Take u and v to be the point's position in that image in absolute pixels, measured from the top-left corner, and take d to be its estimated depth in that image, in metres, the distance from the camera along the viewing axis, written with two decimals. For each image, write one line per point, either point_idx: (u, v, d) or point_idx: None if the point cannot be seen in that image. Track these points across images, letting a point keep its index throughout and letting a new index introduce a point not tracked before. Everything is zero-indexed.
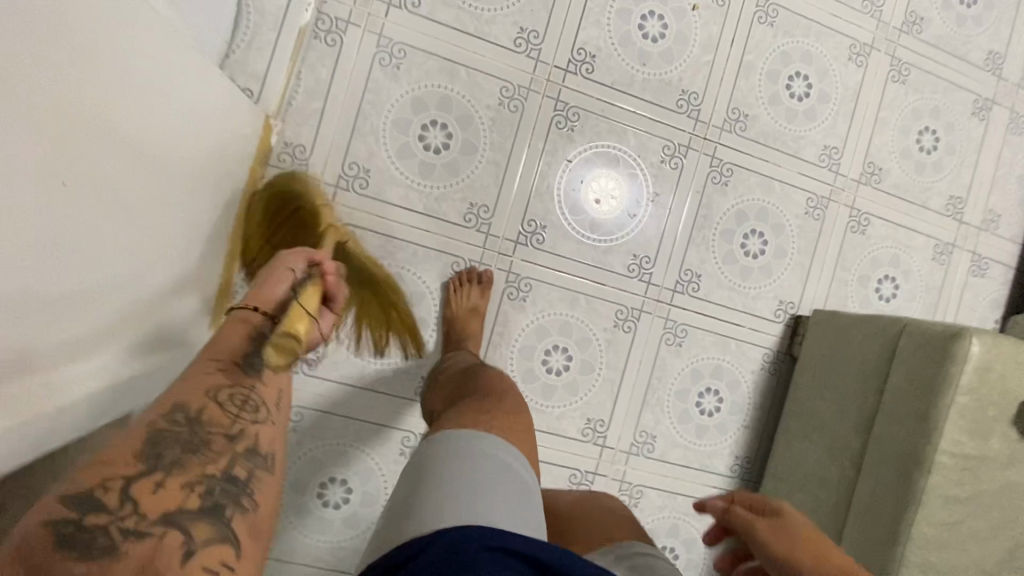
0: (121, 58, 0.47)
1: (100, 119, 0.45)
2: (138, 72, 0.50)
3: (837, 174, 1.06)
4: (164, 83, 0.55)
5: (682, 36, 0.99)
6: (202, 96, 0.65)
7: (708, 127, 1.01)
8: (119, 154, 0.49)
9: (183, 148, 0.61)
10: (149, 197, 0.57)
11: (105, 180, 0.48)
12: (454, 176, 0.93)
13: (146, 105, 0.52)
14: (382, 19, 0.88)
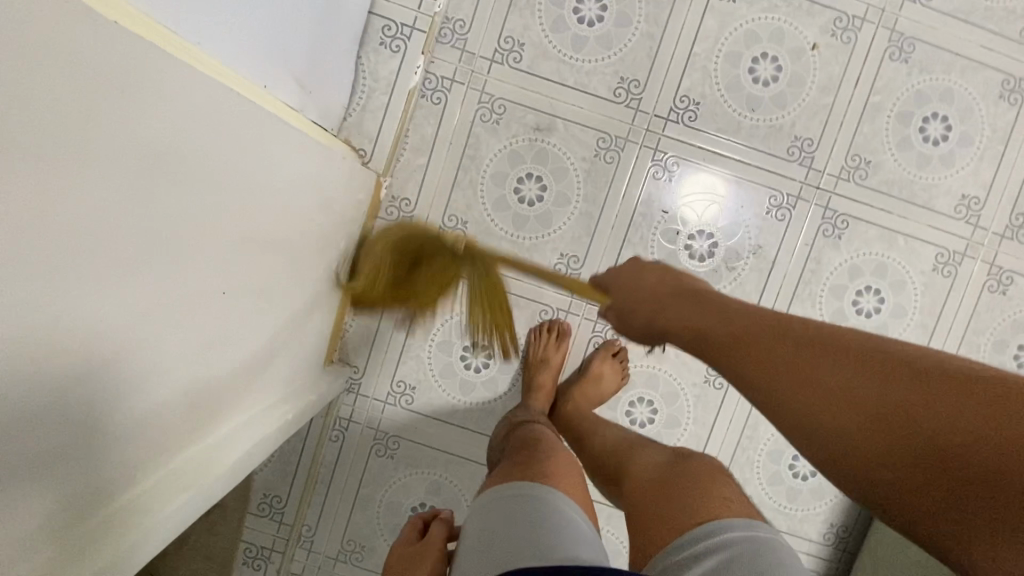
0: (254, 162, 0.54)
1: (233, 216, 0.52)
2: (265, 178, 0.57)
3: (975, 228, 0.94)
4: (286, 177, 0.62)
5: (798, 78, 0.92)
6: (321, 174, 0.72)
7: (821, 176, 0.94)
8: (246, 248, 0.57)
9: (299, 227, 0.69)
10: (270, 269, 0.65)
11: (234, 273, 0.56)
12: (547, 227, 0.95)
13: (270, 203, 0.59)
14: (485, 75, 0.92)
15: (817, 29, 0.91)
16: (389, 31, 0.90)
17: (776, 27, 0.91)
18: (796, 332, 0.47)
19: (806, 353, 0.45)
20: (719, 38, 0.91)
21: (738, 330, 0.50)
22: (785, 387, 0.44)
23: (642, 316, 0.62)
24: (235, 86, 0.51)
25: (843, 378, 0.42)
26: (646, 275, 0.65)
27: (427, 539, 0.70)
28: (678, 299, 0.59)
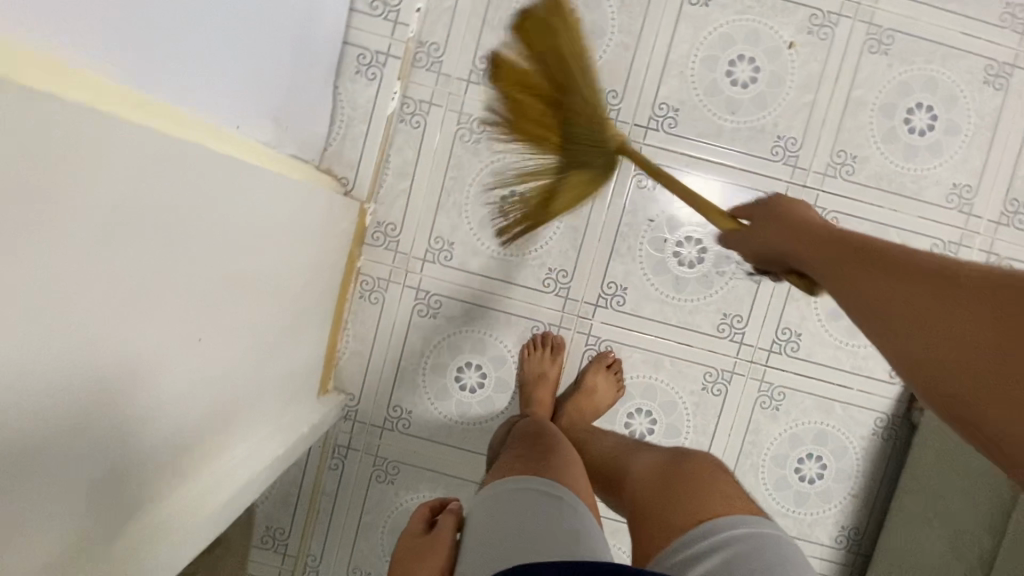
0: (233, 207, 0.54)
1: (208, 262, 0.53)
2: (242, 222, 0.57)
3: (968, 216, 0.93)
4: (267, 217, 0.62)
5: (777, 78, 0.91)
6: (305, 208, 0.72)
7: (807, 174, 0.93)
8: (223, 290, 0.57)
9: (279, 263, 0.69)
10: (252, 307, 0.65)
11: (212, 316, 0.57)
12: (534, 242, 0.95)
13: (248, 245, 0.60)
14: (463, 97, 0.92)
15: (793, 28, 0.91)
16: (364, 59, 0.90)
17: (751, 28, 0.91)
18: (935, 261, 0.41)
19: (933, 277, 0.40)
20: (695, 43, 0.91)
21: (862, 251, 0.46)
22: (892, 307, 0.41)
23: (775, 241, 0.56)
24: (202, 138, 0.51)
25: (955, 307, 0.37)
26: (794, 206, 0.57)
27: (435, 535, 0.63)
28: (811, 226, 0.53)
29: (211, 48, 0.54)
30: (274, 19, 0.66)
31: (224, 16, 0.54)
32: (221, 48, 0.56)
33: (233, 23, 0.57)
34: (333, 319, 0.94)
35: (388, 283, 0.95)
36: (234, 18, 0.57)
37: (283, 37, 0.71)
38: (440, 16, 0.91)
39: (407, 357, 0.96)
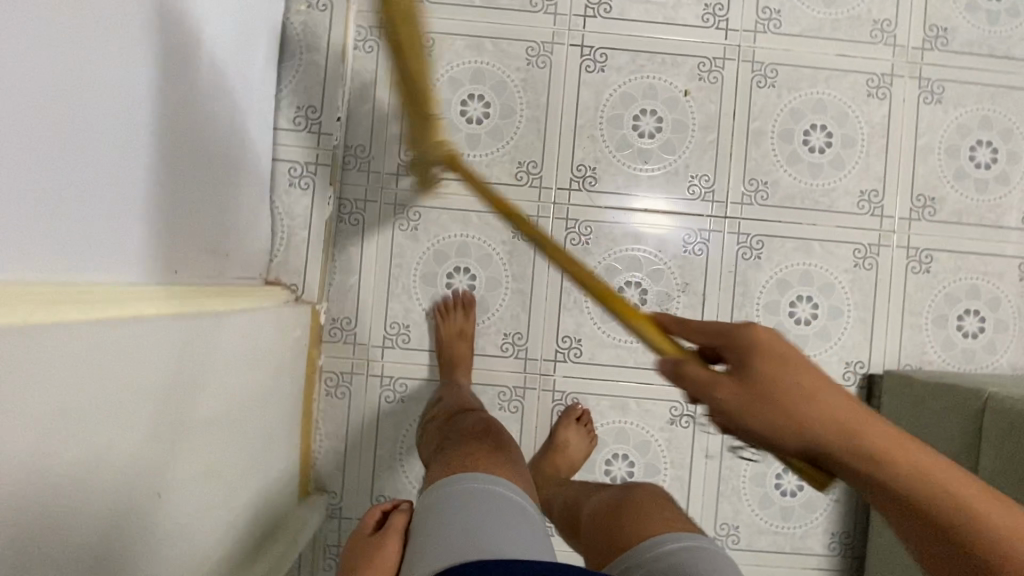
0: (177, 362, 0.58)
1: (162, 421, 0.56)
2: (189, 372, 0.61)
3: (882, 218, 0.99)
4: (214, 358, 0.66)
5: (679, 124, 0.98)
6: (251, 335, 0.76)
7: (727, 205, 0.99)
8: (183, 443, 0.60)
9: (235, 391, 0.72)
10: (213, 440, 0.67)
11: (176, 470, 0.59)
12: (485, 312, 0.98)
13: (199, 389, 0.63)
14: (395, 190, 0.98)
15: (684, 77, 0.98)
16: (295, 171, 0.96)
17: (647, 84, 0.98)
18: (910, 454, 0.48)
19: (917, 480, 0.48)
20: (598, 106, 0.98)
21: (851, 438, 0.49)
22: (893, 500, 0.49)
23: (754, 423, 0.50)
24: (112, 296, 0.53)
25: (938, 497, 0.48)
26: (768, 361, 0.50)
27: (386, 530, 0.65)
28: (820, 401, 0.49)
29: (121, 203, 0.57)
30: (191, 158, 0.70)
31: (126, 171, 0.57)
32: (133, 202, 0.59)
33: (141, 173, 0.60)
34: (304, 421, 0.96)
35: (352, 375, 0.98)
36: (141, 169, 0.60)
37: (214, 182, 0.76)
38: (361, 121, 0.97)
39: (382, 443, 0.99)
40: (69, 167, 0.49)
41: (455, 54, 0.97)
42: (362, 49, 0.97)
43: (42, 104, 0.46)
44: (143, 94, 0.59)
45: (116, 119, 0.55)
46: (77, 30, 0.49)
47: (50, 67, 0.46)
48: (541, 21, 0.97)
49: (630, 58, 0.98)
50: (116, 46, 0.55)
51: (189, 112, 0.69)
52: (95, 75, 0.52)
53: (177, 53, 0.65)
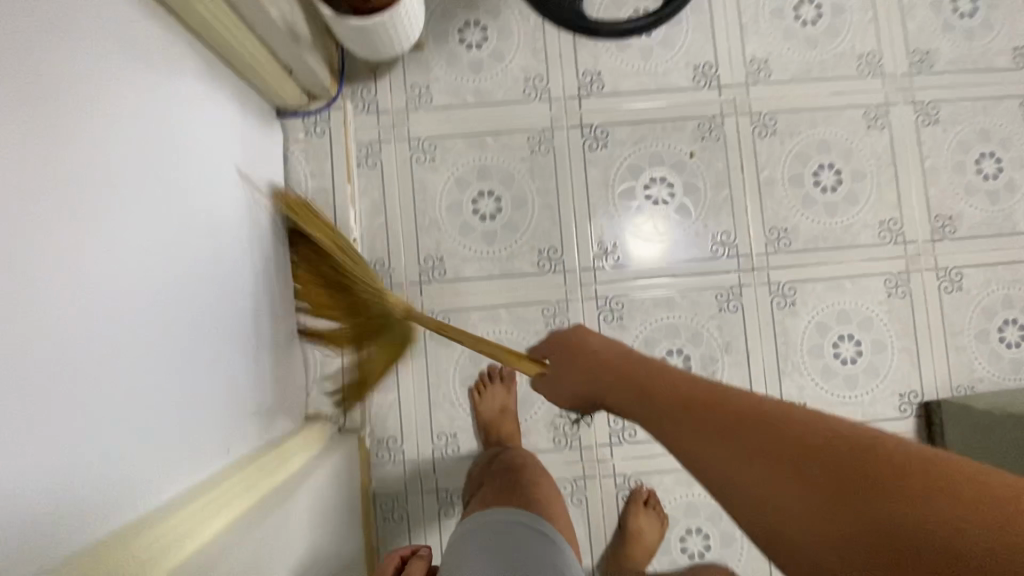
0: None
1: None
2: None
3: (905, 244, 0.99)
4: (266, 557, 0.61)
5: (691, 186, 0.99)
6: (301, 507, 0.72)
7: (752, 258, 0.98)
8: None
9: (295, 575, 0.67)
10: None
11: None
12: (531, 407, 0.96)
13: None
14: (421, 298, 0.97)
15: (687, 140, 0.99)
16: None
17: (652, 152, 0.99)
18: (738, 397, 0.46)
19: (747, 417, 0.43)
20: (608, 181, 0.98)
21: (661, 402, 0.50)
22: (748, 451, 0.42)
23: (599, 387, 0.58)
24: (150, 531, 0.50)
25: (790, 436, 0.41)
26: (590, 342, 0.61)
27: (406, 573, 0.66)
28: (636, 363, 0.55)
29: (141, 389, 0.53)
30: (205, 313, 0.66)
31: (143, 351, 0.54)
32: (152, 384, 0.55)
33: (157, 348, 0.56)
34: (367, 554, 0.92)
35: (407, 497, 0.95)
36: (157, 344, 0.56)
37: (244, 354, 0.75)
38: (375, 237, 0.97)
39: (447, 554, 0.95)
40: (80, 370, 0.46)
41: (458, 155, 0.97)
42: (366, 165, 0.97)
43: (47, 312, 0.43)
44: (153, 264, 0.57)
45: (129, 300, 0.52)
46: (84, 225, 0.47)
47: (65, 277, 0.45)
48: (538, 109, 0.98)
49: (631, 129, 0.98)
50: (122, 225, 0.52)
51: (199, 267, 0.66)
52: (105, 263, 0.49)
53: (179, 212, 0.63)
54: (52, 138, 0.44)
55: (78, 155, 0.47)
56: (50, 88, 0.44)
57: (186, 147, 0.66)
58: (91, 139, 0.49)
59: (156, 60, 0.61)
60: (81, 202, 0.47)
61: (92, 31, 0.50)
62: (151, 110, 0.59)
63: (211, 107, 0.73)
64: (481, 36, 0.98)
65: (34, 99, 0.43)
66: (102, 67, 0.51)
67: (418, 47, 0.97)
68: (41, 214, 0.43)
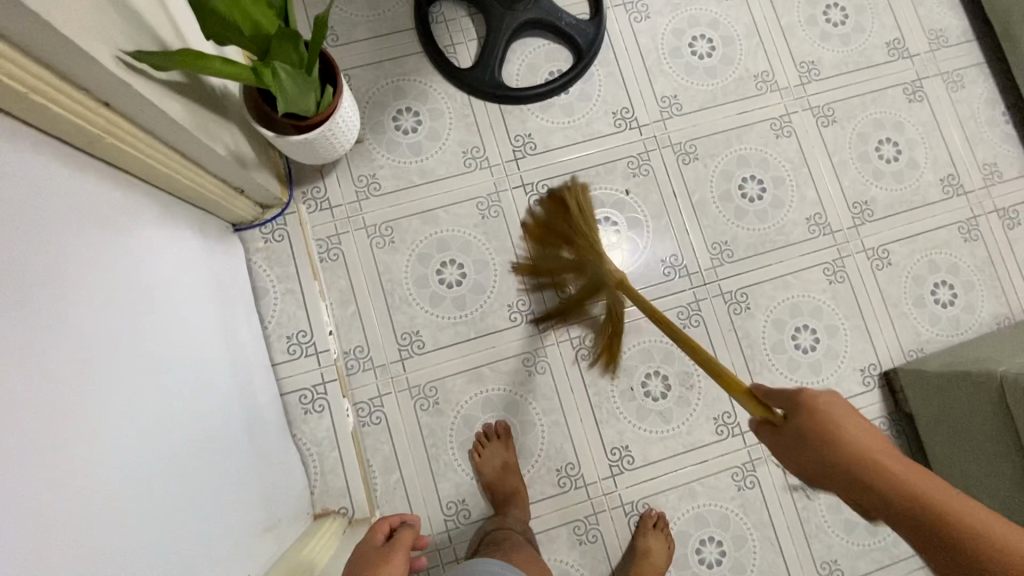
0: None
1: None
2: None
3: (833, 234, 1.09)
4: None
5: (634, 220, 1.06)
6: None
7: (703, 273, 1.06)
8: None
9: None
10: None
11: None
12: (530, 455, 1.00)
13: None
14: (405, 374, 1.00)
15: (621, 178, 1.07)
16: (306, 397, 0.98)
17: (593, 196, 1.06)
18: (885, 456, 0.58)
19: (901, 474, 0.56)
20: None
21: (868, 485, 0.57)
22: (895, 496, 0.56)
23: (808, 454, 0.61)
24: None
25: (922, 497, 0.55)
26: (828, 413, 0.60)
27: (395, 542, 0.63)
28: (827, 413, 0.60)
29: (149, 539, 0.55)
30: (195, 443, 0.68)
31: (146, 500, 0.56)
32: (159, 531, 0.56)
33: (158, 493, 0.58)
34: None
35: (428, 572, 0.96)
36: (157, 490, 0.58)
37: (238, 473, 0.77)
38: (350, 325, 1.00)
39: None
40: (88, 538, 0.47)
41: (414, 233, 1.03)
42: (328, 259, 1.01)
43: (50, 491, 0.44)
44: (142, 411, 0.59)
45: (125, 454, 0.54)
46: (72, 397, 0.49)
47: (69, 453, 0.47)
48: (480, 176, 1.05)
49: (569, 179, 1.06)
50: (107, 384, 0.55)
51: (184, 400, 0.68)
52: (98, 427, 0.51)
53: (157, 353, 0.66)
54: (31, 326, 0.47)
55: (57, 334, 0.50)
56: (24, 279, 0.47)
57: (155, 290, 0.69)
58: (66, 316, 0.51)
59: (116, 217, 0.65)
60: (66, 377, 0.49)
61: (55, 213, 0.54)
62: (123, 267, 0.63)
63: (173, 244, 0.76)
64: (415, 121, 1.05)
65: (12, 294, 0.46)
66: (68, 243, 0.55)
67: (358, 142, 1.03)
68: (40, 399, 0.46)
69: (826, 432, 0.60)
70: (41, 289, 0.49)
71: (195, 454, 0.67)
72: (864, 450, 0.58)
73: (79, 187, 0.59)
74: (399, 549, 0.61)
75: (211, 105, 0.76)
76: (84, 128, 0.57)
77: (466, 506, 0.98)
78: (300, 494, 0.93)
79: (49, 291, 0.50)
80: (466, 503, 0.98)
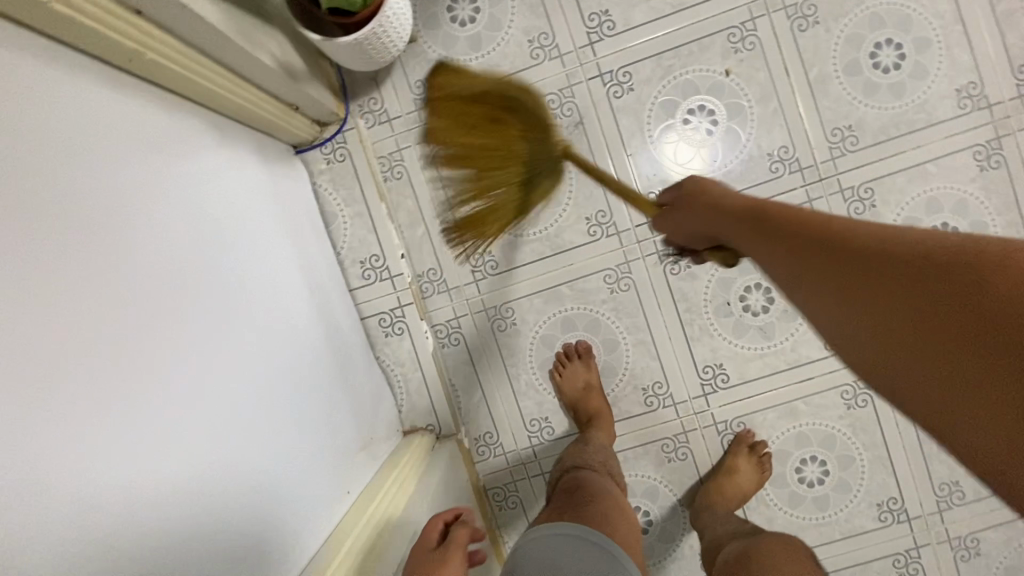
0: None
1: None
2: None
3: (993, 107, 0.87)
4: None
5: (734, 107, 0.90)
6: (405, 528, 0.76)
7: (818, 167, 0.90)
8: None
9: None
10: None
11: None
12: (615, 374, 0.95)
13: None
14: (480, 295, 0.96)
15: (720, 57, 0.89)
16: (385, 320, 0.97)
17: (685, 81, 0.90)
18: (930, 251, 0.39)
19: (842, 240, 0.45)
20: (643, 127, 0.91)
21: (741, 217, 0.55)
22: (838, 299, 0.42)
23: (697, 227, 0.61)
24: None
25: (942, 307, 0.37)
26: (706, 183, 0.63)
27: (450, 542, 0.67)
28: (701, 189, 0.62)
29: (214, 474, 0.56)
30: (269, 376, 0.69)
31: (215, 430, 0.57)
32: (224, 465, 0.58)
33: (223, 429, 0.59)
34: (493, 540, 0.98)
35: (515, 483, 0.98)
36: (222, 426, 0.59)
37: (320, 398, 0.78)
38: (420, 247, 0.96)
39: None
40: (148, 480, 0.48)
41: None
42: (393, 177, 0.95)
43: (104, 436, 0.45)
44: (207, 351, 0.59)
45: (186, 395, 0.55)
46: (123, 342, 0.49)
47: (128, 395, 0.48)
48: (550, 69, 0.91)
49: (654, 64, 0.90)
50: (164, 328, 0.54)
51: (256, 334, 0.68)
52: (153, 372, 0.51)
53: (225, 287, 0.64)
54: (79, 271, 0.46)
55: (107, 277, 0.48)
56: (65, 221, 0.45)
57: (222, 219, 0.67)
58: (116, 258, 0.50)
59: (172, 141, 0.61)
60: (118, 323, 0.49)
61: (102, 142, 0.50)
62: (185, 197, 0.61)
63: (236, 168, 0.72)
64: (472, 8, 0.91)
65: (48, 240, 0.44)
66: (115, 180, 0.51)
67: (412, 41, 0.92)
68: (95, 342, 0.46)
69: (705, 205, 0.60)
70: (86, 232, 0.47)
71: (270, 383, 0.68)
72: (749, 207, 0.56)
73: (128, 113, 0.55)
74: (455, 552, 0.65)
75: (250, 7, 0.68)
76: (117, 43, 0.52)
77: (550, 424, 0.96)
78: (388, 412, 0.96)
79: (99, 229, 0.48)
80: (550, 420, 0.97)
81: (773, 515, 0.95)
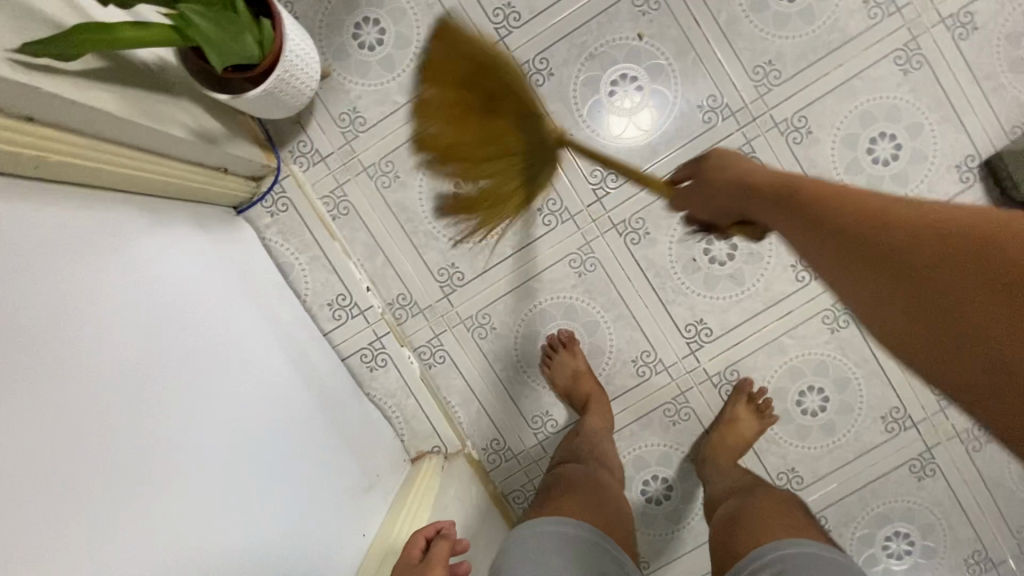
0: None
1: None
2: None
3: (900, 11, 0.89)
4: None
5: (655, 68, 0.91)
6: None
7: (749, 108, 0.91)
8: None
9: None
10: None
11: None
12: (603, 353, 0.96)
13: None
14: (454, 309, 0.96)
15: (629, 23, 0.90)
16: (368, 355, 0.97)
17: (601, 55, 0.91)
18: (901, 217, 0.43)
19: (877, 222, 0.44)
20: (572, 108, 0.92)
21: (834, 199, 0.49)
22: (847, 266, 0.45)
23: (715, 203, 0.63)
24: None
25: None
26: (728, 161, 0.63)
27: (431, 558, 0.64)
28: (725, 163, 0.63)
29: (223, 549, 0.56)
30: (262, 437, 0.69)
31: (218, 502, 0.58)
32: (234, 535, 0.58)
33: (226, 501, 0.59)
34: None
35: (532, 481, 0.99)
36: (224, 497, 0.59)
37: (317, 446, 0.78)
38: (384, 275, 0.95)
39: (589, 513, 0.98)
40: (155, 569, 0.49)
41: None
42: (340, 214, 0.94)
43: (97, 540, 0.45)
44: (194, 429, 0.59)
45: (177, 478, 0.54)
46: (103, 442, 0.48)
47: (119, 492, 0.48)
48: None
49: (568, 44, 0.90)
50: (145, 417, 0.54)
51: (240, 401, 0.68)
52: (140, 463, 0.51)
53: (198, 361, 0.64)
54: (42, 382, 0.45)
55: (73, 383, 0.48)
56: (18, 337, 0.44)
57: (178, 294, 0.67)
58: (79, 360, 0.49)
59: (104, 232, 0.60)
60: (96, 423, 0.48)
61: (36, 250, 0.50)
62: (135, 283, 0.61)
63: (178, 242, 0.72)
64: (377, 31, 0.91)
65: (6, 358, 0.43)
66: (56, 285, 0.50)
67: (326, 77, 0.91)
68: (73, 450, 0.46)
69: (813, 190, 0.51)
70: (39, 341, 0.46)
71: (264, 443, 0.69)
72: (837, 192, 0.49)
73: (53, 216, 0.54)
74: (436, 567, 0.63)
75: (151, 82, 0.67)
76: (23, 151, 0.51)
77: (553, 417, 0.97)
78: (389, 445, 0.96)
79: (52, 336, 0.48)
80: (551, 413, 0.97)
81: (785, 452, 0.96)
